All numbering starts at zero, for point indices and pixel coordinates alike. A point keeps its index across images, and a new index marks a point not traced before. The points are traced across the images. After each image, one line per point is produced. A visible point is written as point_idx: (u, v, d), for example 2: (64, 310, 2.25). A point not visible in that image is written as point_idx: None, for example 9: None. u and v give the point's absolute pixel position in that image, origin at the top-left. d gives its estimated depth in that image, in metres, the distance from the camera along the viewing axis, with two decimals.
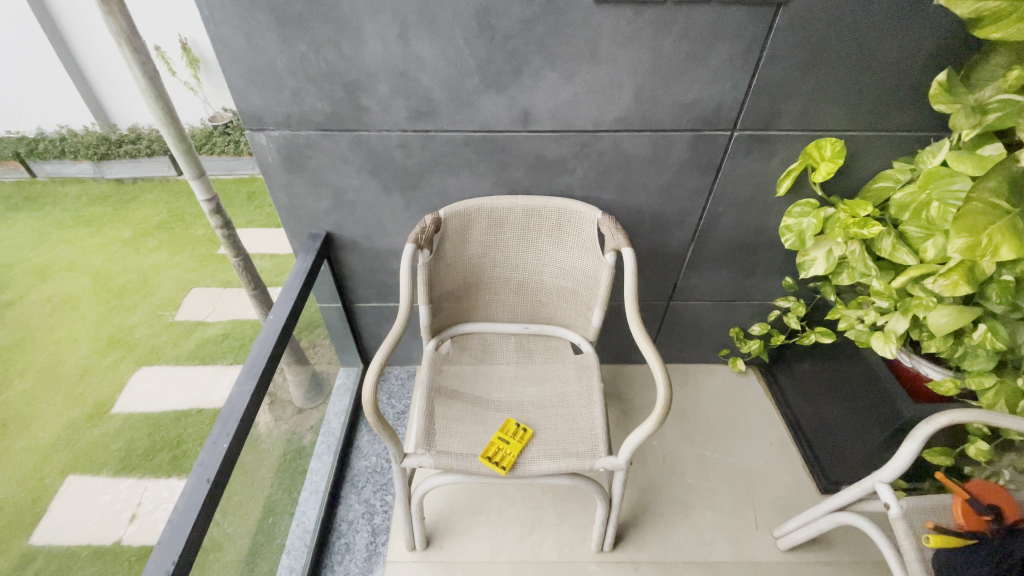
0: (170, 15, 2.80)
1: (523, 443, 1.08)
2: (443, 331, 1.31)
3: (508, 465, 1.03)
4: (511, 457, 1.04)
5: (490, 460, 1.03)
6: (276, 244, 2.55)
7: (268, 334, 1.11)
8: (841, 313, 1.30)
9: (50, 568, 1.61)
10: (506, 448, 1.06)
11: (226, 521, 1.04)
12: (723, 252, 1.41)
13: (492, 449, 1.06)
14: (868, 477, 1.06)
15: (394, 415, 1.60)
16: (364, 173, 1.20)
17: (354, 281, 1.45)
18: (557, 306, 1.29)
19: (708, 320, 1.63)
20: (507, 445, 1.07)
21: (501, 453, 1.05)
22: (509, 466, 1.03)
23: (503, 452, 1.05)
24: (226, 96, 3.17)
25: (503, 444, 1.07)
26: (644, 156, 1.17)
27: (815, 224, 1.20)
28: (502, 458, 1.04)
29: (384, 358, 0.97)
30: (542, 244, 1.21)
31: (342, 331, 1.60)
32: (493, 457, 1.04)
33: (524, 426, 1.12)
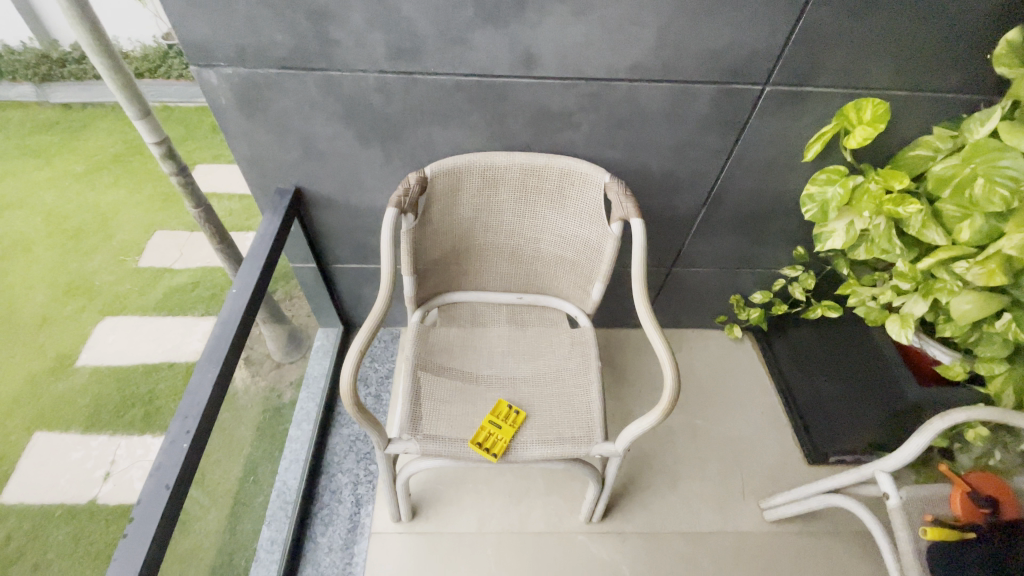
0: None
1: (516, 427, 1.01)
2: (430, 300, 1.21)
3: (500, 452, 0.97)
4: (503, 445, 0.98)
5: (481, 447, 0.98)
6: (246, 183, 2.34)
7: (234, 302, 0.97)
8: (852, 289, 1.23)
9: (23, 526, 1.56)
10: (498, 433, 1.00)
11: (192, 504, 0.97)
12: (735, 218, 1.29)
13: (482, 435, 1.00)
14: (868, 464, 1.04)
15: (377, 379, 1.52)
16: (337, 121, 1.03)
17: (329, 240, 1.31)
18: (554, 276, 1.18)
19: (710, 286, 1.54)
20: (499, 430, 1.00)
21: (494, 441, 0.99)
22: (501, 454, 0.97)
23: (495, 438, 0.99)
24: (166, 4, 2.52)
25: (494, 430, 1.00)
26: (660, 110, 1.03)
27: (842, 195, 1.09)
28: (494, 446, 0.98)
29: (363, 345, 0.87)
30: (541, 209, 1.08)
31: (318, 292, 1.47)
32: (483, 445, 0.98)
33: (517, 408, 1.05)
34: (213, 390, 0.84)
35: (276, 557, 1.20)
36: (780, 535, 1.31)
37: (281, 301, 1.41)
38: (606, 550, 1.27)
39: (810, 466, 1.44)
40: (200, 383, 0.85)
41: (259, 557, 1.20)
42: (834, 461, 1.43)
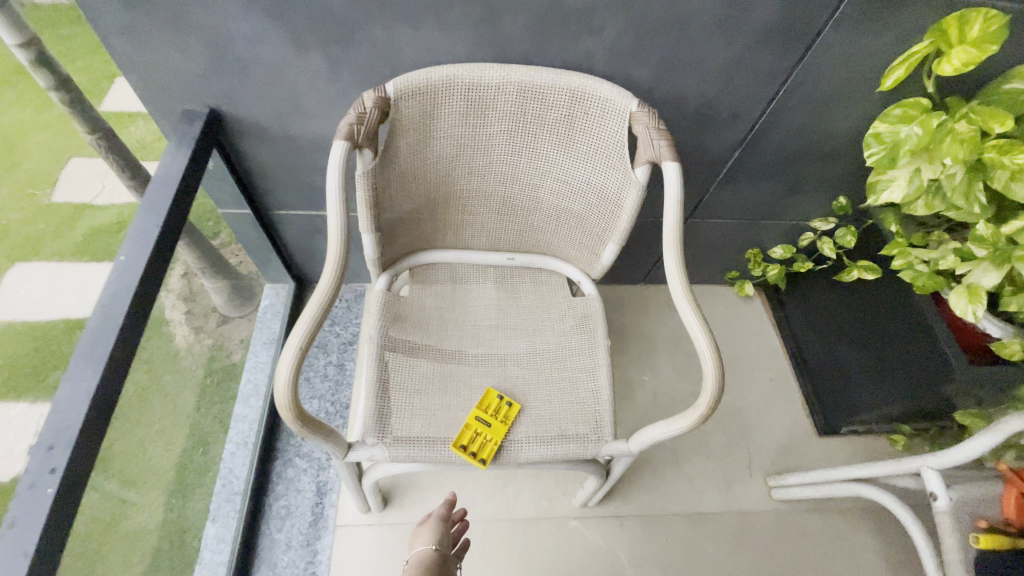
0: None
1: (508, 424, 0.82)
2: (399, 261, 0.96)
3: (489, 458, 0.79)
4: (492, 449, 0.79)
5: (465, 452, 0.79)
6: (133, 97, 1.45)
7: (123, 272, 0.70)
8: (900, 249, 1.04)
9: None
10: (485, 435, 0.80)
11: (89, 533, 0.75)
12: (775, 161, 1.06)
13: (466, 437, 0.80)
14: (913, 458, 0.91)
15: (339, 347, 1.30)
16: (259, 13, 0.73)
17: (266, 180, 1.02)
18: (555, 232, 0.94)
19: (726, 239, 1.33)
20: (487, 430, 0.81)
21: (482, 446, 0.79)
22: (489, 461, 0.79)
23: (482, 442, 0.79)
24: None
25: (482, 430, 0.80)
26: (709, 14, 0.75)
27: (920, 136, 0.87)
28: (481, 452, 0.79)
29: (305, 340, 0.64)
30: (544, 146, 0.82)
31: (259, 244, 1.20)
32: (467, 450, 0.79)
33: (510, 401, 0.85)
34: (94, 404, 0.60)
35: (225, 558, 1.04)
36: (787, 515, 1.21)
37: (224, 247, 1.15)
38: (602, 536, 1.15)
39: (819, 437, 1.33)
40: (73, 397, 0.60)
41: (205, 558, 1.04)
42: (845, 432, 1.32)
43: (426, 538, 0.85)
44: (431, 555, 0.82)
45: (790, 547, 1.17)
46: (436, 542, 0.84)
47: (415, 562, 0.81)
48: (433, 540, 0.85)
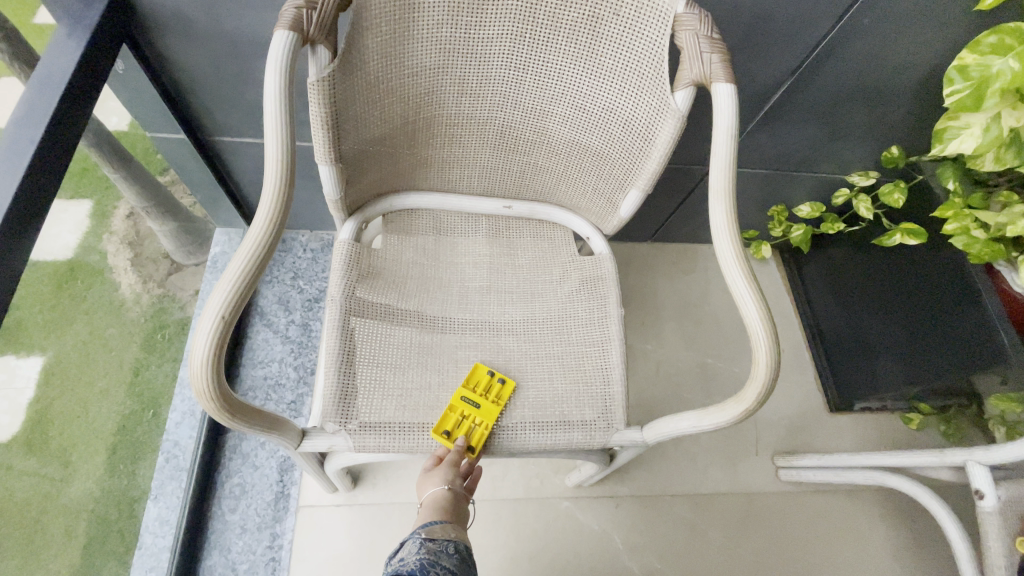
0: None
1: (500, 405, 0.68)
2: (370, 205, 0.78)
3: (478, 446, 0.65)
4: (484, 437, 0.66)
5: (445, 438, 0.65)
6: None
7: None
8: (961, 211, 0.89)
9: None
10: (473, 420, 0.66)
11: None
12: (827, 99, 0.89)
13: (450, 421, 0.66)
14: (957, 450, 0.79)
15: (303, 304, 1.13)
16: None
17: (202, 95, 0.81)
18: (565, 175, 0.77)
19: (750, 194, 1.17)
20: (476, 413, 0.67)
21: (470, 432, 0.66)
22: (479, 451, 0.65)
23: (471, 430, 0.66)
24: None
25: (470, 414, 0.66)
26: None
27: (1015, 72, 0.70)
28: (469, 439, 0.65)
29: (231, 305, 0.47)
30: (557, 57, 0.63)
31: (203, 178, 1.00)
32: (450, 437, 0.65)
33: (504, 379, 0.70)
34: None
35: (169, 542, 0.90)
36: (795, 497, 1.12)
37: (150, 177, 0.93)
38: (596, 519, 1.05)
39: (830, 414, 1.23)
40: None
41: (145, 543, 0.90)
42: (858, 409, 1.23)
43: (437, 483, 0.64)
44: (443, 504, 0.64)
45: (795, 530, 1.10)
46: (452, 485, 0.64)
47: (427, 508, 0.64)
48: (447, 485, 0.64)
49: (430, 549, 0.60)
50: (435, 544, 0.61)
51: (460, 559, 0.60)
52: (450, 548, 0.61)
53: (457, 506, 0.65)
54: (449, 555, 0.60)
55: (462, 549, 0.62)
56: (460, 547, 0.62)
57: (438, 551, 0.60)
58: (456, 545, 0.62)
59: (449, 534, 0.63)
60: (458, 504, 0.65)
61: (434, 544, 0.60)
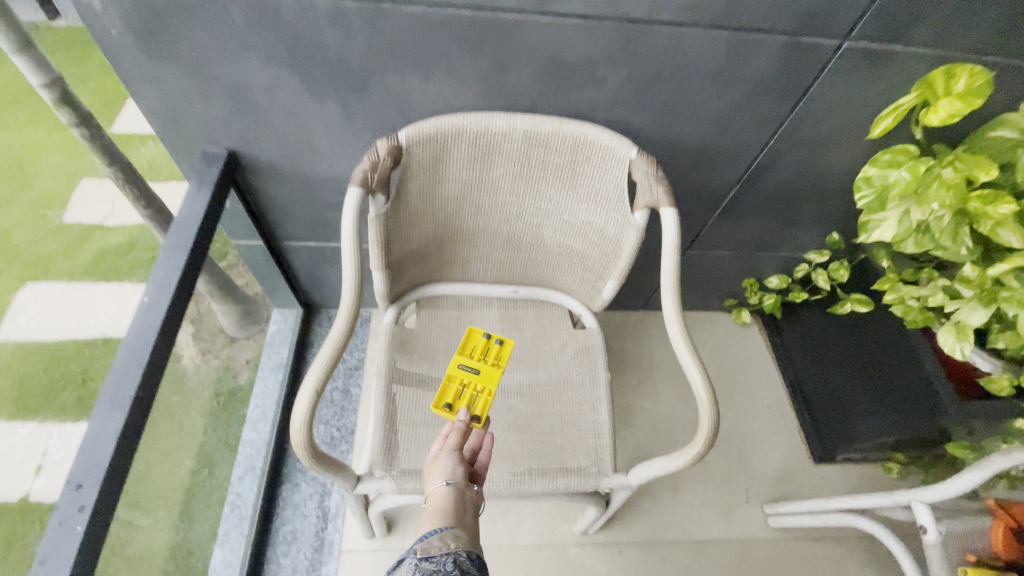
0: None
1: (499, 367, 0.87)
2: (407, 294, 0.99)
3: (482, 405, 0.82)
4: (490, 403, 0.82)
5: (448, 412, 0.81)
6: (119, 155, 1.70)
7: (148, 311, 0.73)
8: (894, 285, 1.07)
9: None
10: (475, 385, 0.84)
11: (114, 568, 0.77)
12: (771, 199, 1.10)
13: (454, 391, 0.84)
14: (903, 491, 0.92)
15: (344, 372, 1.33)
16: (277, 64, 0.75)
17: (279, 213, 1.06)
18: (559, 267, 0.98)
19: (725, 270, 1.37)
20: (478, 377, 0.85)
21: (474, 399, 0.83)
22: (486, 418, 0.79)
23: (476, 397, 0.83)
24: None
25: (472, 380, 0.85)
26: (711, 66, 0.78)
27: (908, 180, 0.90)
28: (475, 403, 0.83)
29: (320, 382, 0.68)
30: (547, 188, 0.86)
31: (270, 271, 1.23)
32: (457, 404, 0.82)
33: (500, 339, 0.89)
34: (119, 443, 0.63)
35: None
36: (786, 544, 1.23)
37: (231, 271, 1.16)
38: (602, 564, 1.17)
39: (816, 465, 1.35)
40: (100, 438, 0.62)
41: None
42: (841, 459, 1.34)
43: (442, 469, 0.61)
44: (448, 499, 0.58)
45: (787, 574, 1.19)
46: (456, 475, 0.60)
47: (430, 508, 0.57)
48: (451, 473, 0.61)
49: (424, 570, 0.49)
50: (432, 563, 0.50)
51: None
52: (449, 564, 0.50)
53: (465, 508, 0.58)
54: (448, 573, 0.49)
55: (467, 563, 0.51)
56: (464, 561, 0.51)
57: (433, 572, 0.49)
58: (458, 559, 0.51)
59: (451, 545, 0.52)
60: (466, 506, 0.59)
61: (430, 564, 0.50)
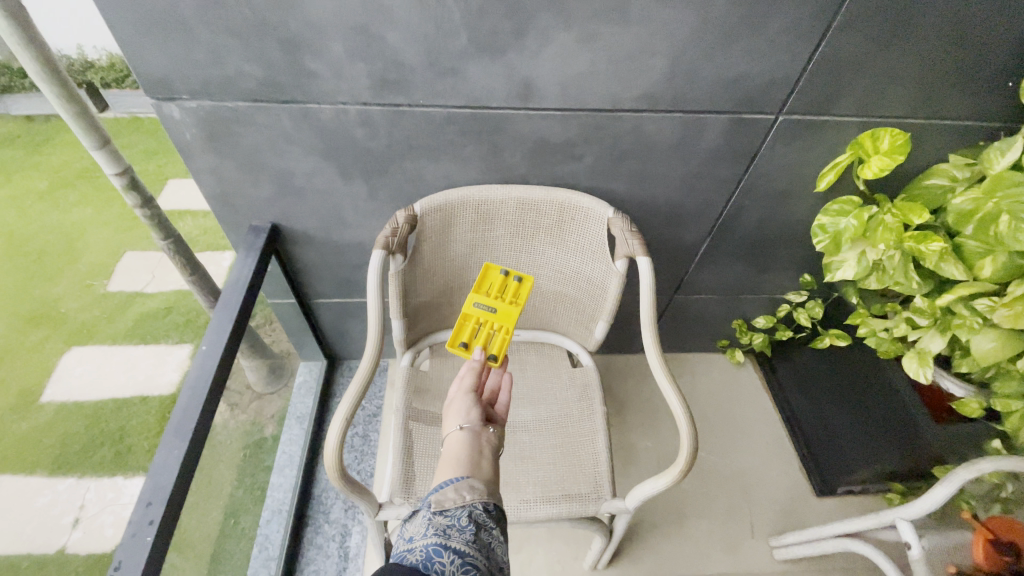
0: None
1: (520, 305, 0.89)
2: (420, 340, 1.12)
3: (498, 345, 0.84)
4: (508, 341, 0.85)
5: (465, 348, 0.84)
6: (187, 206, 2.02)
7: (205, 359, 0.87)
8: (863, 319, 1.18)
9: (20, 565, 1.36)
10: (493, 324, 0.87)
11: None
12: (743, 246, 1.24)
13: (471, 330, 0.87)
14: (887, 510, 0.98)
15: (364, 419, 1.44)
16: (316, 155, 0.93)
17: (310, 275, 1.21)
18: (555, 312, 1.11)
19: (713, 313, 1.49)
20: (496, 315, 0.88)
21: (491, 338, 0.86)
22: (503, 358, 0.82)
23: (493, 337, 0.86)
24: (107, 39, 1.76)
25: (490, 319, 0.87)
26: (669, 140, 0.95)
27: (855, 226, 1.02)
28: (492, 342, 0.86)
29: (350, 412, 0.80)
30: (540, 244, 1.00)
31: (300, 326, 1.38)
32: (475, 343, 0.86)
33: (518, 278, 0.91)
34: (181, 469, 0.74)
35: None
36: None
37: (262, 327, 1.28)
38: None
39: (818, 498, 1.39)
40: (167, 465, 0.74)
41: None
42: (842, 492, 1.38)
43: (458, 412, 0.69)
44: (465, 436, 0.67)
45: None
46: (472, 418, 0.69)
47: (451, 445, 0.66)
48: (466, 416, 0.69)
49: (439, 525, 0.55)
50: (447, 517, 0.56)
51: (476, 530, 0.55)
52: (464, 518, 0.56)
53: (481, 445, 0.66)
54: (462, 527, 0.55)
55: (481, 514, 0.57)
56: (478, 513, 0.57)
57: (448, 527, 0.55)
58: (472, 512, 0.57)
59: (466, 496, 0.58)
60: (482, 444, 0.67)
61: (444, 519, 0.56)
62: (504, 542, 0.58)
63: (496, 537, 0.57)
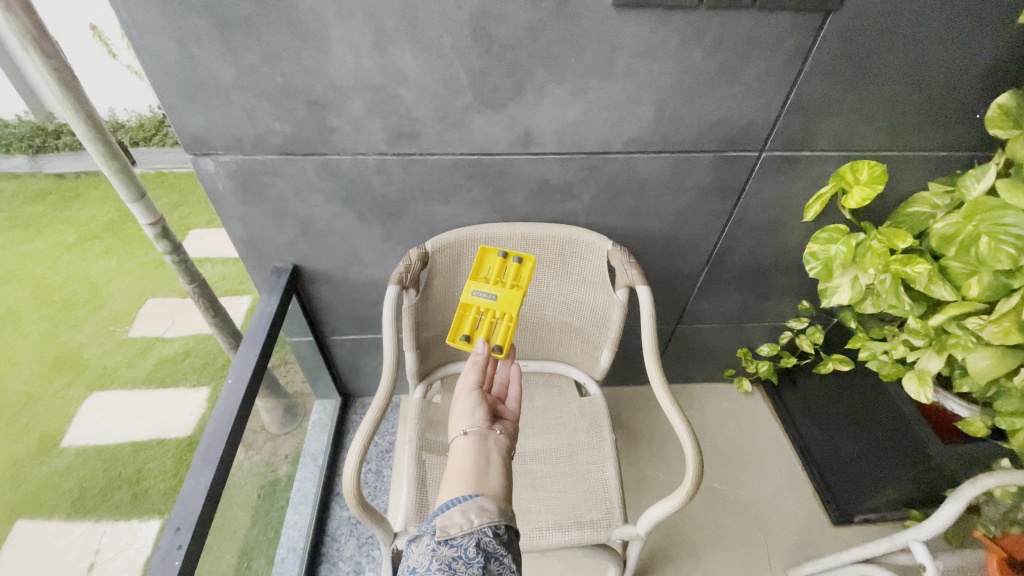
0: (89, 15, 2.15)
1: (525, 284, 0.89)
2: (432, 373, 1.16)
3: (503, 335, 0.85)
4: (512, 330, 0.85)
5: (467, 342, 0.84)
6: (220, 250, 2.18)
7: (231, 392, 0.92)
8: (863, 342, 1.21)
9: None
10: (496, 315, 0.87)
11: None
12: (739, 275, 1.29)
13: (474, 322, 0.88)
14: (900, 532, 0.98)
15: (378, 455, 1.47)
16: (336, 202, 1.01)
17: (327, 314, 1.28)
18: (561, 342, 1.17)
19: (717, 342, 1.52)
20: (499, 304, 0.87)
21: (494, 326, 0.86)
22: (508, 349, 0.83)
23: (495, 326, 0.86)
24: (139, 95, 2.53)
25: (492, 309, 0.87)
26: (660, 178, 1.03)
27: (845, 252, 1.07)
28: (495, 332, 0.86)
29: (367, 438, 0.84)
30: (544, 277, 1.07)
31: (315, 364, 1.43)
32: (478, 334, 0.86)
33: (518, 258, 0.91)
34: (207, 496, 0.77)
35: None
36: None
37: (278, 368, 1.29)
38: None
39: (835, 527, 1.37)
40: (194, 493, 0.78)
41: None
42: (859, 520, 1.36)
43: (463, 417, 0.68)
44: (470, 440, 0.65)
45: None
46: (475, 421, 0.67)
47: (457, 449, 0.64)
48: (471, 420, 0.68)
49: (444, 557, 0.50)
50: (453, 547, 0.51)
51: (485, 563, 0.50)
52: (471, 548, 0.51)
53: (488, 447, 0.65)
54: (469, 559, 0.50)
55: (490, 543, 0.52)
56: (487, 542, 0.52)
57: (454, 559, 0.50)
58: (481, 541, 0.51)
59: (474, 521, 0.52)
60: (487, 449, 0.64)
61: (449, 550, 0.50)
62: (516, 571, 0.53)
63: (507, 568, 0.51)
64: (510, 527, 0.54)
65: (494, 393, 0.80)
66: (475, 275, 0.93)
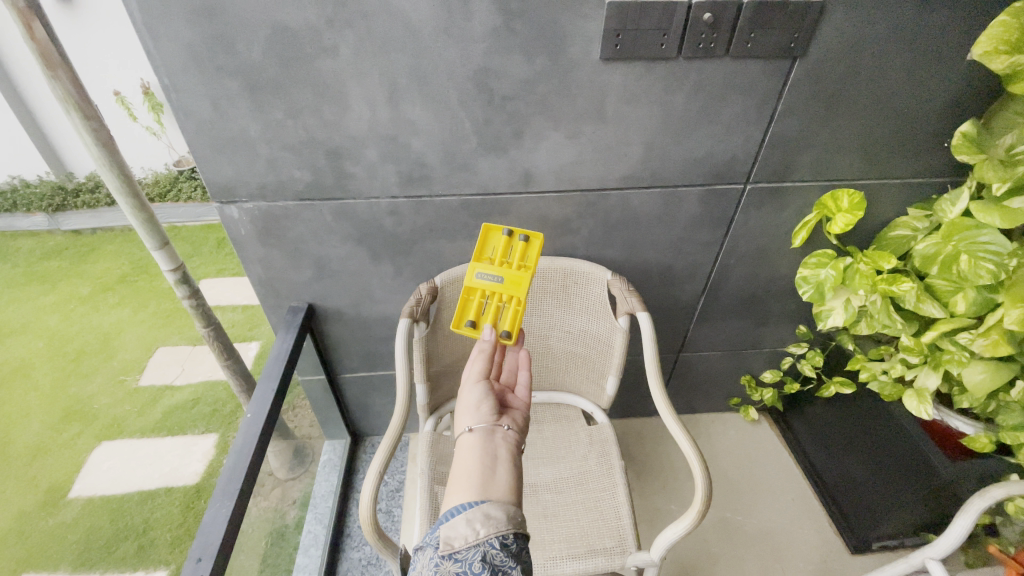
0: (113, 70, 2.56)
1: (530, 269, 0.89)
2: (442, 406, 1.18)
3: (510, 321, 0.87)
4: (519, 314, 0.87)
5: (472, 328, 0.87)
6: (233, 296, 2.26)
7: (249, 428, 0.95)
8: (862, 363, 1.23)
9: None
10: (502, 297, 0.88)
11: None
12: (736, 302, 1.34)
13: (480, 305, 0.90)
14: (916, 551, 0.97)
15: (388, 493, 1.47)
16: (350, 242, 1.08)
17: (339, 351, 1.32)
18: (567, 371, 1.20)
19: (720, 370, 1.55)
20: (505, 287, 0.88)
21: (501, 311, 0.89)
22: (516, 334, 0.85)
23: (504, 311, 0.88)
24: (157, 150, 2.82)
25: (498, 292, 0.88)
26: (654, 212, 1.10)
27: (834, 276, 1.12)
28: (502, 315, 0.88)
29: (382, 466, 0.86)
30: (548, 308, 1.12)
31: (326, 403, 1.45)
32: (486, 318, 0.88)
33: (524, 238, 0.89)
34: (227, 527, 0.80)
35: None
36: None
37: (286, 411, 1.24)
38: None
39: (852, 555, 1.36)
40: (215, 523, 0.80)
41: None
42: (878, 547, 1.35)
43: (469, 414, 0.71)
44: (477, 436, 0.68)
45: None
46: (481, 417, 0.70)
47: (464, 443, 0.68)
48: (477, 417, 0.71)
49: (447, 572, 0.52)
50: (457, 562, 0.52)
51: None
52: (476, 563, 0.52)
53: (495, 442, 0.68)
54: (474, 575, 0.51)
55: (497, 555, 0.53)
56: (494, 554, 0.53)
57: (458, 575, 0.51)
58: (486, 554, 0.53)
59: (480, 533, 0.54)
60: (494, 445, 0.67)
61: (454, 565, 0.52)
62: None
63: None
64: (518, 534, 0.55)
65: (503, 379, 0.84)
66: (479, 256, 0.92)
